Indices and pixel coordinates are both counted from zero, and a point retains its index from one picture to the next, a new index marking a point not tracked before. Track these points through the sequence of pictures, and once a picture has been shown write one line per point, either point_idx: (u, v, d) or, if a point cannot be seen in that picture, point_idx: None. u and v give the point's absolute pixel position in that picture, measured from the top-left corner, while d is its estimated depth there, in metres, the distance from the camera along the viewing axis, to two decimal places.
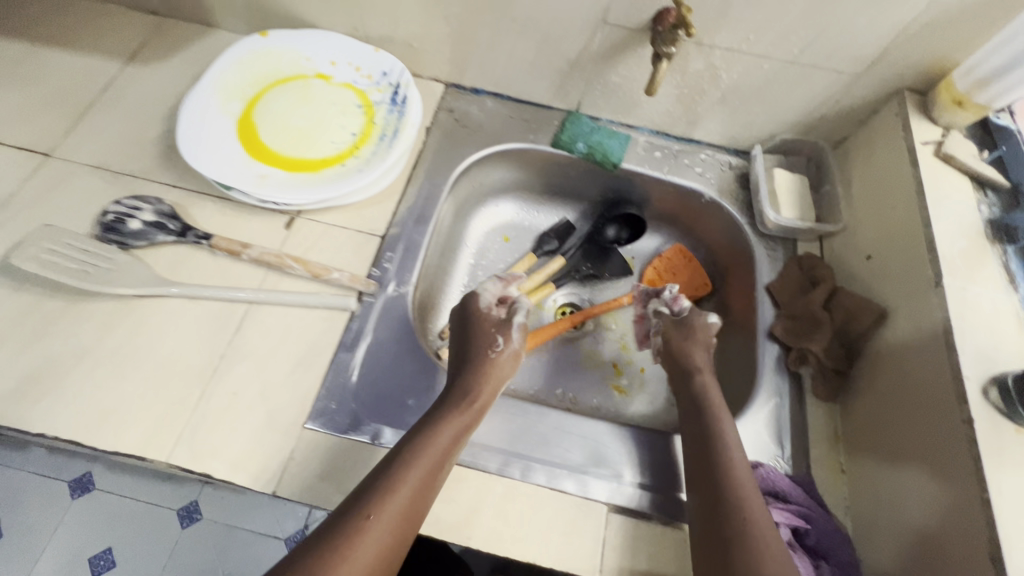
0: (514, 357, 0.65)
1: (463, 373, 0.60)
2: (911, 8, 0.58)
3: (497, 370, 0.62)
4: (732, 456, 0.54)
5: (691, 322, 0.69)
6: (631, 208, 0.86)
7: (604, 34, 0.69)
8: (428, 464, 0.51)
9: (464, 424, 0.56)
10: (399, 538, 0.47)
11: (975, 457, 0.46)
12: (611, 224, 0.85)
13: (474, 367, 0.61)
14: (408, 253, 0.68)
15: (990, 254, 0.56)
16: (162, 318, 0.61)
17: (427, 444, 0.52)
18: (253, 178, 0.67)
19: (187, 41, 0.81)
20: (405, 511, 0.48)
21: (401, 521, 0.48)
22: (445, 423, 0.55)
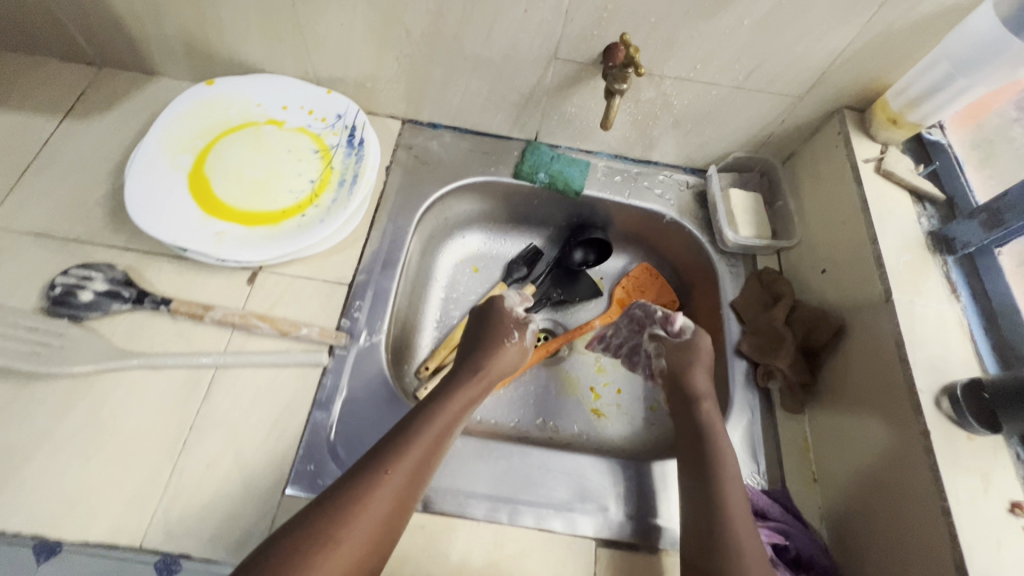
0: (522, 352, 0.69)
1: (475, 357, 0.66)
2: (846, 35, 0.61)
3: (507, 357, 0.67)
4: (721, 451, 0.58)
5: (692, 345, 0.67)
6: (598, 232, 0.87)
7: (557, 69, 0.70)
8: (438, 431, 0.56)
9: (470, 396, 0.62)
10: (406, 497, 0.52)
11: (932, 468, 0.49)
12: (577, 248, 0.86)
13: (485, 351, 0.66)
14: (377, 301, 0.67)
15: (932, 266, 0.60)
16: (124, 392, 0.58)
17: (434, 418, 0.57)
18: (211, 236, 0.65)
19: (127, 91, 0.78)
20: (417, 469, 0.53)
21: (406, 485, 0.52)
22: (456, 398, 0.60)
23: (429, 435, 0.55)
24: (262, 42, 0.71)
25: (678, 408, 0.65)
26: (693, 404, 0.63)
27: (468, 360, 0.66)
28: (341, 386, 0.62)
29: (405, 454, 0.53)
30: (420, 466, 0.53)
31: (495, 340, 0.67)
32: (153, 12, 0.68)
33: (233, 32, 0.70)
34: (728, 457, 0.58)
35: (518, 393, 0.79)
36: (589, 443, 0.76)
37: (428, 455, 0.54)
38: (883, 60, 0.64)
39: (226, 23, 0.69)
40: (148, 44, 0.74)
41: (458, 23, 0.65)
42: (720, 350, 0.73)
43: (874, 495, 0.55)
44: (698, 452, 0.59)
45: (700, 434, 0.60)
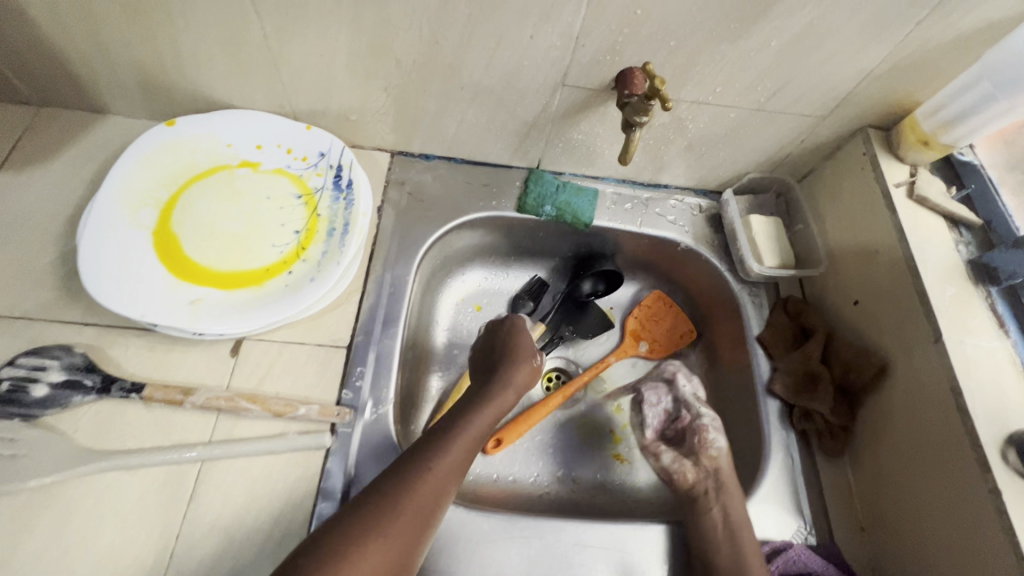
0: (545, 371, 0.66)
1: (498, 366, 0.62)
2: (879, 54, 0.56)
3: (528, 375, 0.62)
4: (743, 537, 0.55)
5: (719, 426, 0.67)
6: (608, 262, 0.81)
7: (564, 95, 0.63)
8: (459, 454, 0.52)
9: (495, 411, 0.58)
10: (432, 513, 0.48)
11: (1008, 532, 0.45)
12: (587, 279, 0.80)
13: (511, 360, 0.62)
14: (381, 366, 0.61)
15: (977, 299, 0.56)
16: (94, 500, 0.50)
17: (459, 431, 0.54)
18: (186, 305, 0.57)
19: (73, 133, 0.68)
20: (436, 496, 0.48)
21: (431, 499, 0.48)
22: (479, 415, 0.56)
23: (449, 458, 0.51)
24: (228, 76, 0.63)
25: (713, 488, 0.59)
26: (722, 491, 0.58)
27: (490, 375, 0.62)
28: (346, 469, 0.55)
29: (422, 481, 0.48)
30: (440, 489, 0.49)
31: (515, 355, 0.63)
32: (96, 45, 0.59)
33: (194, 65, 0.61)
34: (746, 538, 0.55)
35: (534, 444, 0.72)
36: (616, 494, 0.70)
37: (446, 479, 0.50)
38: (914, 79, 0.59)
39: (185, 56, 0.60)
40: (94, 80, 0.64)
41: (454, 51, 0.58)
42: (747, 388, 0.69)
43: (933, 547, 0.52)
44: (720, 538, 0.55)
45: (722, 517, 0.56)
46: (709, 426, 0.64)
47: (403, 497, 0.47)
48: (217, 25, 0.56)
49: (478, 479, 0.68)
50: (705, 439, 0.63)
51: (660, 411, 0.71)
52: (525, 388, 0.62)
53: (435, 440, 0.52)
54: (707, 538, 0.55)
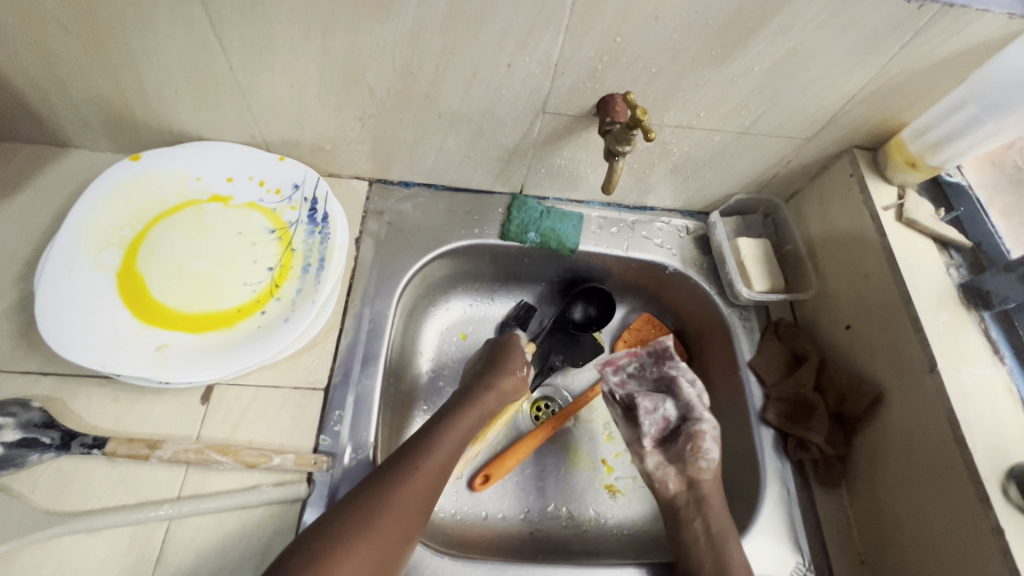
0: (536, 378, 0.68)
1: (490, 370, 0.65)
2: (864, 77, 0.55)
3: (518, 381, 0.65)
4: (727, 545, 0.55)
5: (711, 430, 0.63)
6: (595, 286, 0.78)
7: (545, 122, 0.62)
8: (440, 463, 0.54)
9: (483, 409, 0.61)
10: (427, 501, 0.51)
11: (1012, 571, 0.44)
12: (576, 304, 0.77)
13: (502, 366, 0.65)
14: (361, 408, 0.58)
15: (970, 324, 0.55)
16: (53, 567, 0.47)
17: (452, 425, 0.57)
18: (151, 351, 0.54)
19: (34, 169, 0.65)
20: (419, 505, 0.50)
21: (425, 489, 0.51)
22: (468, 411, 0.59)
23: (443, 450, 0.55)
24: (195, 108, 0.60)
25: (694, 500, 0.58)
26: (704, 504, 0.58)
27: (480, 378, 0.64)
28: None
29: (409, 484, 0.50)
30: (425, 498, 0.51)
31: (510, 361, 0.66)
32: (54, 80, 0.56)
33: (158, 98, 0.59)
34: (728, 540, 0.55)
35: (523, 479, 0.70)
36: (609, 528, 0.68)
37: (433, 486, 0.52)
38: (900, 101, 0.58)
39: (148, 89, 0.57)
40: (54, 114, 0.61)
41: (430, 81, 0.56)
42: (740, 415, 0.67)
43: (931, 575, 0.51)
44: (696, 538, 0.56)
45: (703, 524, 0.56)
46: (707, 434, 0.60)
47: (401, 485, 0.50)
48: (181, 58, 0.53)
49: (467, 519, 0.66)
50: (700, 448, 0.60)
51: (659, 417, 0.64)
52: (512, 395, 0.64)
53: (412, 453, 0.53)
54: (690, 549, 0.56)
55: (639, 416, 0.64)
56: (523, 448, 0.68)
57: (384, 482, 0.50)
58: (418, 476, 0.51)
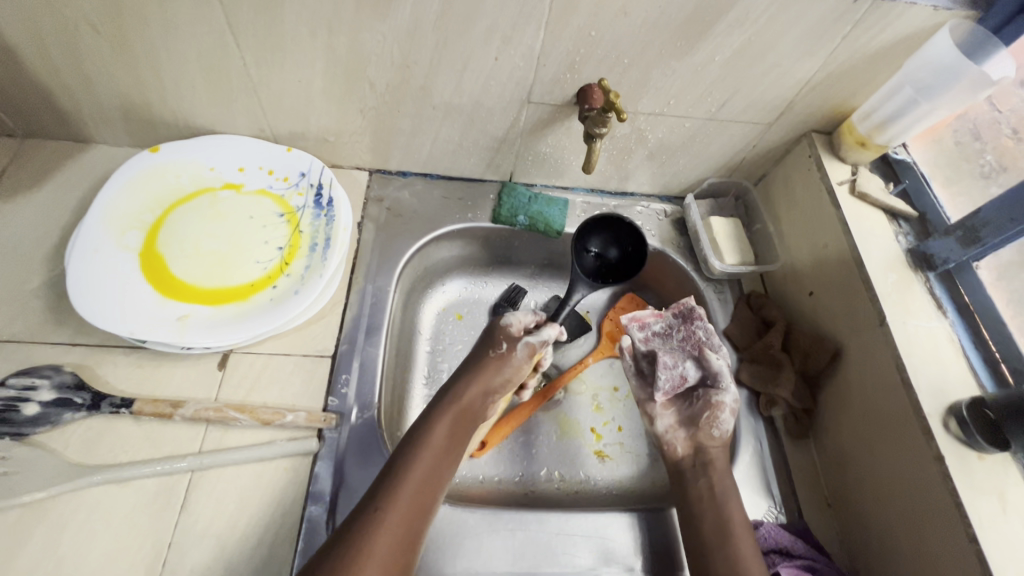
0: (529, 356, 0.66)
1: (466, 373, 0.64)
2: (813, 65, 0.62)
3: (511, 370, 0.65)
4: (729, 511, 0.57)
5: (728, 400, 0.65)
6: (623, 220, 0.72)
7: (530, 111, 0.68)
8: (409, 499, 0.52)
9: (455, 413, 0.61)
10: (417, 518, 0.52)
11: (970, 537, 0.47)
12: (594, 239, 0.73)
13: (483, 364, 0.64)
14: (366, 372, 0.63)
15: (917, 284, 0.61)
16: (86, 514, 0.51)
17: (426, 435, 0.58)
18: (173, 321, 0.59)
19: (59, 162, 0.71)
20: (399, 545, 0.50)
21: (413, 504, 0.52)
22: (440, 420, 0.60)
23: (422, 464, 0.55)
24: (210, 103, 0.66)
25: (700, 463, 0.61)
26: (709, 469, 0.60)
27: (459, 377, 0.64)
28: (335, 473, 0.57)
29: (396, 503, 0.52)
30: (401, 539, 0.50)
31: (481, 367, 0.64)
32: (82, 78, 0.62)
33: (176, 94, 0.64)
34: (733, 512, 0.57)
35: (517, 446, 0.74)
36: (600, 489, 0.72)
37: (414, 506, 0.52)
38: (848, 87, 0.65)
39: (167, 85, 0.63)
40: (79, 111, 0.67)
41: (425, 74, 0.62)
42: None
43: (902, 552, 0.54)
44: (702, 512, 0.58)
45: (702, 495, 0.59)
46: (726, 406, 0.62)
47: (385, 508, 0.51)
48: (199, 56, 0.59)
49: (465, 481, 0.70)
50: (717, 418, 0.62)
51: (677, 375, 0.64)
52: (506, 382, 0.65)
53: (375, 495, 0.52)
54: (696, 506, 0.58)
55: (657, 370, 0.64)
56: (516, 417, 0.73)
57: (354, 528, 0.49)
58: (402, 493, 0.52)
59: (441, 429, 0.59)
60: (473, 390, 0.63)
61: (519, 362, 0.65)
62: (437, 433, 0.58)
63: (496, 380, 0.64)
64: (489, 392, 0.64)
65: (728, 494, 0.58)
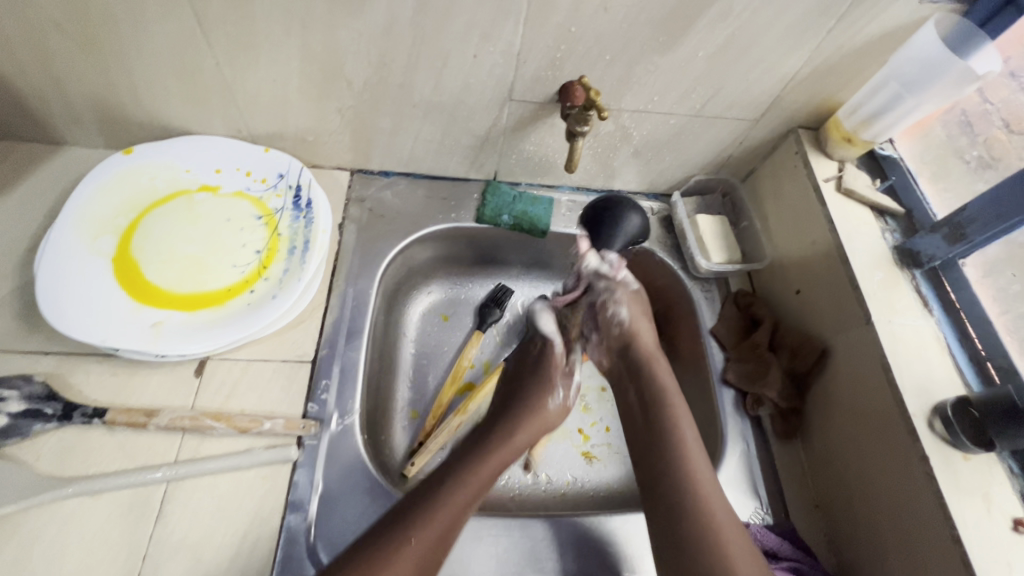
0: (562, 411, 0.68)
1: (518, 408, 0.65)
2: (798, 61, 0.61)
3: (548, 421, 0.66)
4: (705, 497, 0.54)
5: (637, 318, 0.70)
6: (637, 214, 0.66)
7: (511, 109, 0.66)
8: (441, 527, 0.51)
9: (502, 451, 0.61)
10: (439, 550, 0.51)
11: (954, 538, 0.47)
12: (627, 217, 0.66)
13: (535, 402, 0.66)
14: (346, 377, 0.62)
15: (903, 281, 0.61)
16: (58, 527, 0.50)
17: (475, 467, 0.57)
18: (146, 328, 0.58)
19: (30, 165, 0.69)
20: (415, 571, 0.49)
21: (443, 534, 0.51)
22: (490, 455, 0.59)
23: (462, 494, 0.54)
24: (184, 104, 0.64)
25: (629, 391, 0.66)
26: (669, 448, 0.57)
27: (512, 409, 0.65)
28: (315, 481, 0.56)
29: (425, 531, 0.50)
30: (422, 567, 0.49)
31: (531, 406, 0.65)
32: (50, 80, 0.60)
33: (148, 94, 0.62)
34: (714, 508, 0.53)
35: None
36: (587, 491, 0.72)
37: (440, 539, 0.51)
38: (834, 82, 0.64)
39: (138, 86, 0.61)
40: (49, 113, 0.65)
41: (403, 72, 0.61)
42: (703, 379, 0.72)
43: (888, 554, 0.53)
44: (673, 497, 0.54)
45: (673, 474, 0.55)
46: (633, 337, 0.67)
47: (412, 534, 0.50)
48: (170, 56, 0.58)
49: None
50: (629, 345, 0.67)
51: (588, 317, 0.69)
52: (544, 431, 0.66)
53: (408, 519, 0.51)
54: (662, 486, 0.55)
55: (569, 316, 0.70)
56: None
57: (379, 547, 0.49)
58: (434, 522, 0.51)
59: (489, 463, 0.58)
60: (527, 437, 0.64)
61: (559, 407, 0.68)
62: (487, 470, 0.58)
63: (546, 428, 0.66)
64: (531, 437, 0.65)
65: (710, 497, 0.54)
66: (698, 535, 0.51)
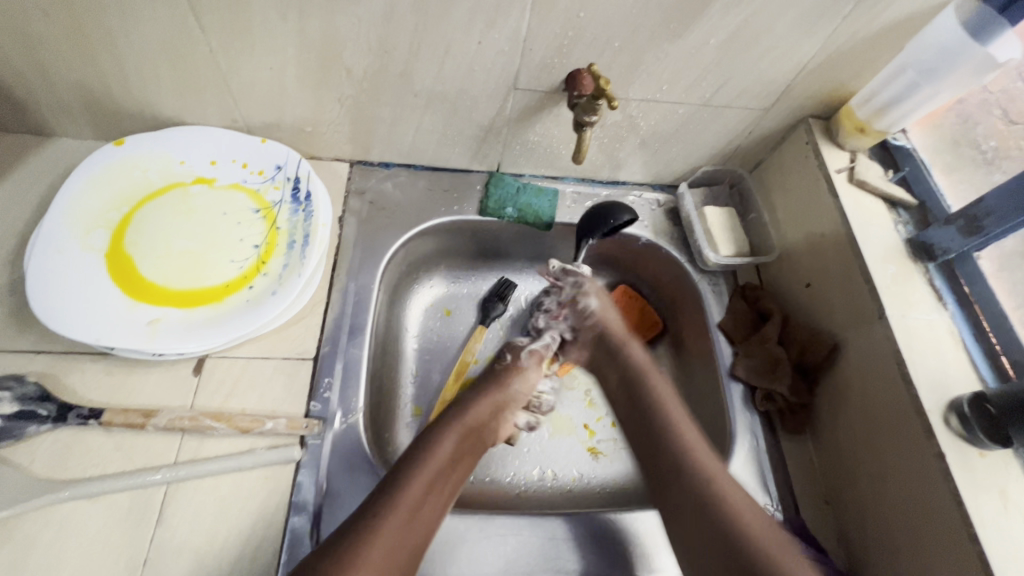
0: (532, 370, 0.69)
1: (470, 396, 0.64)
2: (811, 48, 0.59)
3: (521, 381, 0.68)
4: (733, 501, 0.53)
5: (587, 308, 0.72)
6: (628, 213, 0.68)
7: (516, 98, 0.64)
8: (407, 509, 0.51)
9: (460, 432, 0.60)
10: (407, 537, 0.50)
11: (972, 537, 0.46)
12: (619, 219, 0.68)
13: (487, 385, 0.66)
14: (349, 374, 0.61)
15: (916, 275, 0.60)
16: (55, 531, 0.49)
17: (428, 453, 0.56)
18: (142, 326, 0.56)
19: (17, 157, 0.66)
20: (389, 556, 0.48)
21: (410, 518, 0.51)
22: (445, 437, 0.58)
23: (421, 479, 0.53)
24: (177, 93, 0.62)
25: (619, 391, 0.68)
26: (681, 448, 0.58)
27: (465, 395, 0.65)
28: (319, 481, 0.55)
29: (393, 515, 0.50)
30: (397, 545, 0.49)
31: (494, 384, 0.66)
32: (35, 67, 0.57)
33: (139, 83, 0.60)
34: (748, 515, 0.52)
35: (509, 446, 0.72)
36: (594, 488, 0.71)
37: (403, 531, 0.50)
38: (847, 69, 0.63)
39: (129, 75, 0.59)
40: (36, 103, 0.63)
41: (405, 60, 0.59)
42: (710, 374, 0.71)
43: (903, 552, 0.52)
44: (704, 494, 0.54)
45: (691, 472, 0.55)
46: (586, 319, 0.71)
47: (380, 520, 0.49)
48: (161, 43, 0.55)
49: None
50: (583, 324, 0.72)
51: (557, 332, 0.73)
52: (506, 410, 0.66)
53: (372, 507, 0.50)
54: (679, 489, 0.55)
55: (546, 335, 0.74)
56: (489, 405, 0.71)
57: (349, 533, 0.48)
58: (400, 507, 0.51)
59: (447, 446, 0.58)
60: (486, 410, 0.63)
61: (526, 383, 0.68)
62: (444, 449, 0.57)
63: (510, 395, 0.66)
64: (499, 407, 0.65)
65: (725, 484, 0.54)
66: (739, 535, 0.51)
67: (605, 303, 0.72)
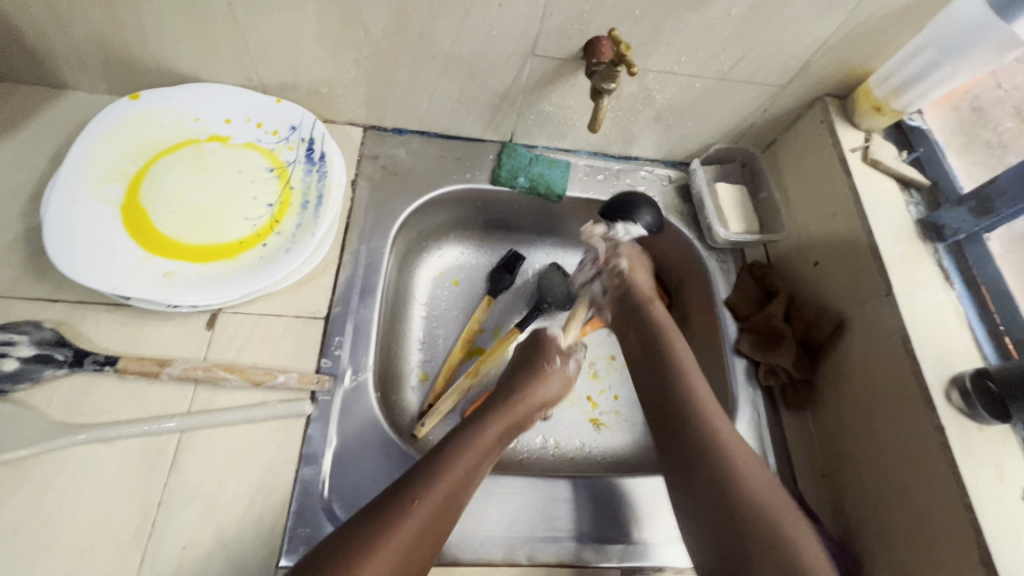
0: (566, 379, 0.65)
1: (515, 380, 0.63)
2: (832, 23, 0.59)
3: (559, 380, 0.64)
4: (754, 488, 0.53)
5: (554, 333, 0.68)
6: (650, 212, 0.68)
7: (534, 66, 0.64)
8: (441, 496, 0.50)
9: (505, 423, 0.59)
10: (438, 526, 0.49)
11: (966, 505, 0.47)
12: (646, 210, 0.68)
13: (529, 373, 0.63)
14: (360, 334, 0.61)
15: (925, 255, 0.60)
16: (71, 472, 0.50)
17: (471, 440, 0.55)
18: (158, 278, 0.57)
19: (33, 107, 0.67)
20: (415, 542, 0.47)
21: (440, 508, 0.49)
22: (488, 427, 0.57)
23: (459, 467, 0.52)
24: (193, 50, 0.62)
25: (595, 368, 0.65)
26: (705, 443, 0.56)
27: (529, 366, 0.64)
28: (329, 435, 0.56)
29: (419, 503, 0.48)
30: (423, 533, 0.48)
31: (530, 375, 0.63)
32: (53, 18, 0.57)
33: (156, 38, 0.60)
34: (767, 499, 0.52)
35: None
36: (595, 456, 0.72)
37: (431, 524, 0.49)
38: (868, 46, 0.62)
39: (147, 29, 0.59)
40: (52, 55, 0.62)
41: (424, 22, 0.58)
42: (715, 349, 0.71)
43: (896, 519, 0.54)
44: (705, 469, 0.55)
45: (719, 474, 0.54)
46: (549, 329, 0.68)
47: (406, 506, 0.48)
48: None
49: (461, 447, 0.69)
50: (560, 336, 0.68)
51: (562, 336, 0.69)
52: (547, 403, 0.64)
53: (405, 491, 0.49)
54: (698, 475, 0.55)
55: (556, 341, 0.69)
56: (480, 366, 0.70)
57: (382, 511, 0.48)
58: (423, 500, 0.49)
59: (488, 435, 0.56)
60: (527, 404, 0.61)
61: (561, 376, 0.65)
62: (488, 437, 0.56)
63: (548, 393, 0.63)
64: (541, 404, 0.63)
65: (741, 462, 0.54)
66: (735, 505, 0.52)
67: (637, 265, 0.73)
